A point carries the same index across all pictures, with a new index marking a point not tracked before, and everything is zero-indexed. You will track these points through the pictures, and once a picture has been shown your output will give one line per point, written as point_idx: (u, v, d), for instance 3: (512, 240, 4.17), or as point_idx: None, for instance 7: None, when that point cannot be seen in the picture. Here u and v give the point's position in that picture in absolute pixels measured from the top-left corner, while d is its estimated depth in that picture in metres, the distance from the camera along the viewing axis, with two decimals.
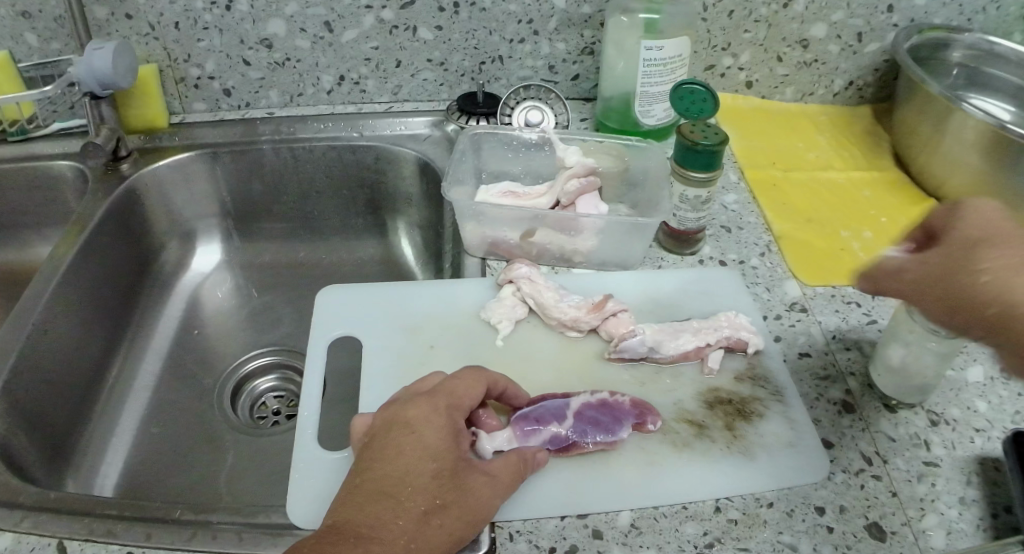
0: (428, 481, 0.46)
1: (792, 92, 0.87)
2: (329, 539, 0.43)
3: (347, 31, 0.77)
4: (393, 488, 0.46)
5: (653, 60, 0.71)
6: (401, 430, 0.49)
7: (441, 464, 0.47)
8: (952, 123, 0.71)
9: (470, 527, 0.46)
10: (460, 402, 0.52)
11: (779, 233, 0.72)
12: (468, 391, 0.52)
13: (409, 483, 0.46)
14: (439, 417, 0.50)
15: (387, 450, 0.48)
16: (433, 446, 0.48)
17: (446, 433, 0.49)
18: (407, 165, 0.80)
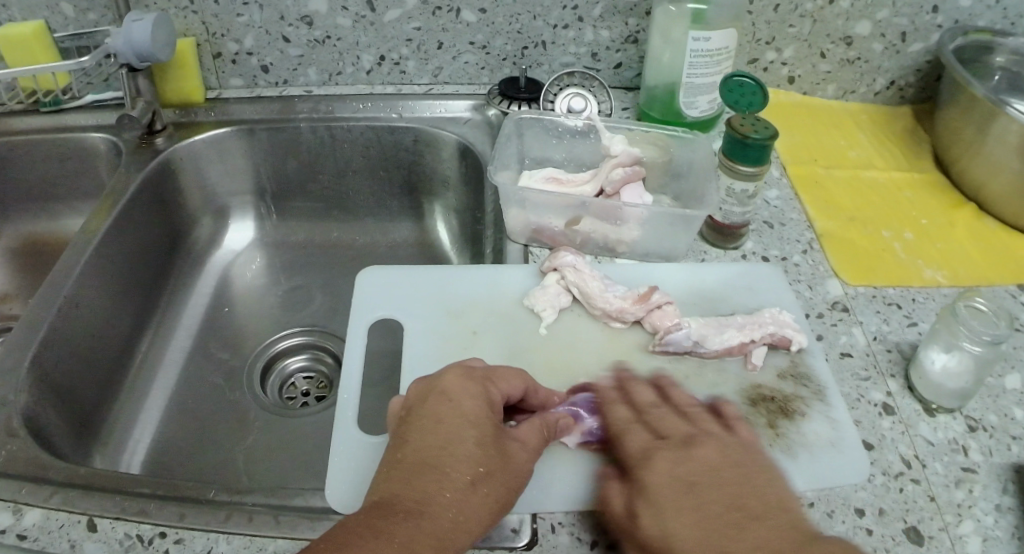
0: (471, 450, 0.46)
1: (833, 88, 0.86)
2: (376, 517, 0.42)
3: (390, 11, 0.77)
4: (437, 460, 0.45)
5: (700, 51, 0.70)
6: (438, 401, 0.49)
7: (482, 433, 0.47)
8: (995, 128, 0.70)
9: (512, 492, 0.47)
10: (493, 373, 0.51)
11: (821, 231, 0.71)
12: (510, 383, 0.52)
13: (451, 453, 0.46)
14: (474, 387, 0.49)
15: (426, 421, 0.47)
16: (472, 414, 0.48)
17: (483, 403, 0.49)
18: (446, 148, 0.79)
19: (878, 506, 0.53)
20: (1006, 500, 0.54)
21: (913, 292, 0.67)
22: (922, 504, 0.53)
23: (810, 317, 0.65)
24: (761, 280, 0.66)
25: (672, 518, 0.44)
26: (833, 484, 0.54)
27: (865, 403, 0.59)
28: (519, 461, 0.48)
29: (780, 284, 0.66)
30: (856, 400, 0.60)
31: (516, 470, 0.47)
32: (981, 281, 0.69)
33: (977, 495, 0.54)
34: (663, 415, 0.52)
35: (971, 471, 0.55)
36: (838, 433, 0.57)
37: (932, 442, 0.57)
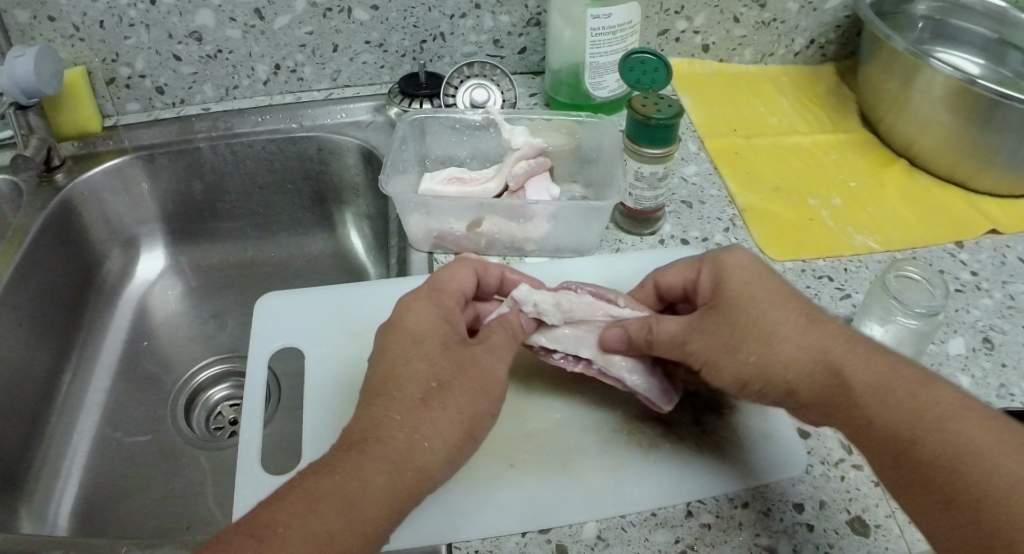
0: (424, 369, 0.46)
1: (750, 53, 0.82)
2: (335, 450, 0.42)
3: (279, 17, 0.73)
4: (389, 386, 0.45)
5: (601, 29, 0.67)
6: (390, 332, 0.49)
7: (433, 351, 0.47)
8: (919, 82, 0.67)
9: (478, 399, 0.46)
10: (441, 285, 0.52)
11: (743, 206, 0.68)
12: (459, 278, 0.53)
13: (404, 378, 0.46)
14: (426, 307, 0.50)
15: (382, 352, 0.48)
16: (423, 334, 0.48)
17: (434, 321, 0.49)
18: (349, 154, 0.76)
19: (818, 498, 0.50)
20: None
21: (844, 262, 0.64)
22: (866, 491, 0.50)
23: None
24: None
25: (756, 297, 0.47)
26: (770, 480, 0.51)
27: None
28: (485, 363, 0.48)
29: None
30: None
31: (481, 370, 0.47)
32: (917, 244, 0.66)
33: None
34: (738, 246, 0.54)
35: None
36: (770, 424, 0.54)
37: None
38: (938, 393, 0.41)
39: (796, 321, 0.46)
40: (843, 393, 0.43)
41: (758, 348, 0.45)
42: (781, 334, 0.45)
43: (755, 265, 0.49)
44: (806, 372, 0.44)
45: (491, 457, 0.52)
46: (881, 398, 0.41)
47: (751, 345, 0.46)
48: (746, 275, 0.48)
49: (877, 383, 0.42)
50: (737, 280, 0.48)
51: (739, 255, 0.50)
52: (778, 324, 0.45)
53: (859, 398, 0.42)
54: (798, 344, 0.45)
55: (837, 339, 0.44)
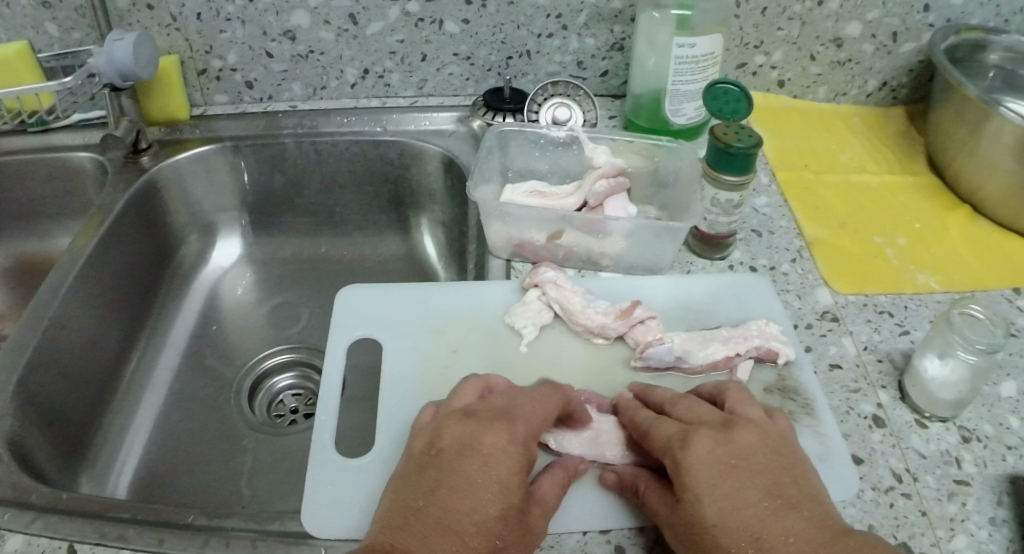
0: (496, 518, 0.44)
1: (824, 91, 0.84)
2: None
3: (372, 24, 0.76)
4: (456, 519, 0.43)
5: (684, 58, 0.69)
6: (473, 456, 0.46)
7: (509, 498, 0.45)
8: (988, 129, 0.69)
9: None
10: (534, 428, 0.49)
11: (811, 239, 0.70)
12: (545, 416, 0.50)
13: (470, 513, 0.43)
14: (515, 448, 0.47)
15: (457, 476, 0.45)
16: (504, 479, 0.45)
17: (522, 467, 0.47)
18: (432, 161, 0.79)
19: (867, 522, 0.52)
20: (1001, 513, 0.52)
21: (906, 299, 0.66)
22: (914, 520, 0.52)
23: (798, 328, 0.64)
24: (750, 291, 0.65)
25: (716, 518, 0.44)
26: None
27: (855, 416, 0.58)
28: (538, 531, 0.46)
29: (769, 294, 0.65)
30: (845, 413, 0.58)
31: (532, 544, 0.45)
32: (976, 287, 0.67)
33: (971, 509, 0.53)
34: (691, 404, 0.52)
35: (964, 484, 0.54)
36: (826, 447, 0.56)
37: (924, 455, 0.56)
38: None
39: (764, 507, 0.45)
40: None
41: (751, 552, 0.43)
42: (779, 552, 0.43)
43: (717, 446, 0.47)
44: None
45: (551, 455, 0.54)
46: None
47: (700, 501, 0.45)
48: (712, 470, 0.46)
49: None
50: (706, 478, 0.45)
51: (716, 446, 0.47)
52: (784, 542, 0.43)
53: None
54: (777, 547, 0.43)
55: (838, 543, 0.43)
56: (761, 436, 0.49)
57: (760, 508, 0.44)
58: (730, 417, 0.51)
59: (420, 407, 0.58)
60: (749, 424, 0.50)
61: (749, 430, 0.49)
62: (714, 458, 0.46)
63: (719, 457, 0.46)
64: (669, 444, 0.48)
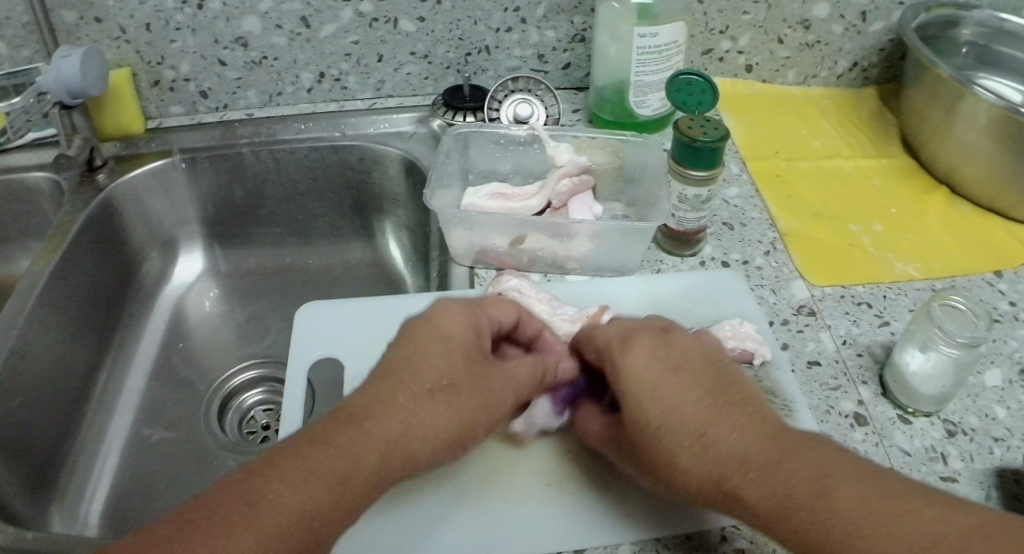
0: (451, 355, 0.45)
1: (794, 74, 0.82)
2: (331, 422, 0.41)
3: (326, 26, 0.74)
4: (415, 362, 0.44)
5: (647, 48, 0.67)
6: (422, 317, 0.48)
7: (456, 346, 0.46)
8: (963, 108, 0.67)
9: (477, 414, 0.45)
10: (486, 305, 0.51)
11: (784, 230, 0.68)
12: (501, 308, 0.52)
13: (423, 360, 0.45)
14: (461, 304, 0.49)
15: (406, 337, 0.46)
16: (450, 326, 0.47)
17: (471, 320, 0.48)
18: (392, 164, 0.77)
19: None
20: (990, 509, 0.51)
21: (883, 290, 0.64)
22: None
23: (774, 325, 0.62)
24: (723, 288, 0.63)
25: (652, 402, 0.45)
26: None
27: (836, 415, 0.56)
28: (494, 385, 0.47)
29: (742, 289, 0.63)
30: (826, 413, 0.56)
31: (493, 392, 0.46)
32: (957, 273, 0.65)
33: None
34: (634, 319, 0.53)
35: (951, 480, 0.53)
36: None
37: (909, 452, 0.54)
38: (857, 497, 0.37)
39: (703, 398, 0.45)
40: (773, 451, 0.41)
41: (691, 445, 0.43)
42: (710, 428, 0.43)
43: (659, 349, 0.47)
44: (750, 453, 0.41)
45: (526, 470, 0.52)
46: (767, 479, 0.40)
47: (637, 397, 0.46)
48: (652, 369, 0.46)
49: (773, 498, 0.39)
50: (647, 379, 0.46)
51: (649, 353, 0.47)
52: (700, 419, 0.44)
53: (715, 454, 0.42)
54: (697, 419, 0.43)
55: (764, 439, 0.42)
56: (698, 343, 0.49)
57: (694, 396, 0.45)
58: (670, 326, 0.51)
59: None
60: (690, 334, 0.50)
61: (685, 337, 0.49)
62: (654, 359, 0.47)
63: (658, 360, 0.47)
64: (609, 347, 0.49)
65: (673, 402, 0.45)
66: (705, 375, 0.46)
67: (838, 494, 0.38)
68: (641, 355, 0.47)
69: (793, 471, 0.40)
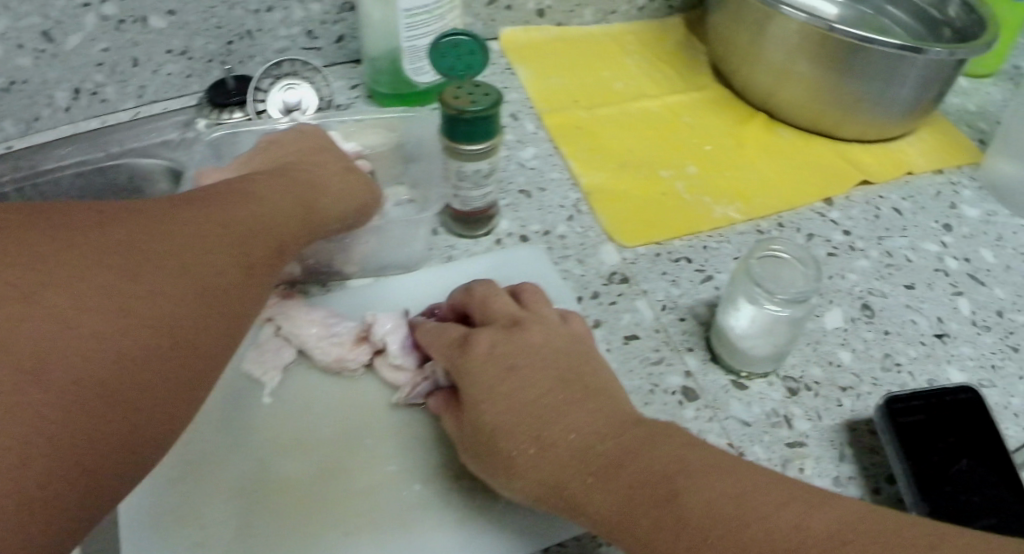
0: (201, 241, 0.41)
1: (591, 12, 0.71)
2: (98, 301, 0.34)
3: (71, 38, 0.63)
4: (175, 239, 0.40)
5: (414, 9, 0.59)
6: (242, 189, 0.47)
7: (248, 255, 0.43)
8: (774, 30, 0.59)
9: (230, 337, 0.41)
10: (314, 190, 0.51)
11: (588, 187, 0.60)
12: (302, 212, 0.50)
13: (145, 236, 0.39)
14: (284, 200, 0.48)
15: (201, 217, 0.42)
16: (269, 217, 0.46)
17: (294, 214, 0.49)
18: (161, 177, 0.70)
19: None
20: (844, 470, 0.46)
21: (703, 239, 0.58)
22: None
23: (584, 301, 0.54)
24: (519, 268, 0.56)
25: (492, 410, 0.42)
26: None
27: (661, 393, 0.49)
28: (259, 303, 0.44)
29: (545, 266, 0.56)
30: (650, 394, 0.49)
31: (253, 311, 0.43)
32: (784, 207, 0.59)
33: (810, 474, 0.46)
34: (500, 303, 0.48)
35: (799, 445, 0.47)
36: None
37: (747, 422, 0.48)
38: (711, 494, 0.35)
39: (552, 398, 0.42)
40: (615, 451, 0.39)
41: (528, 446, 0.40)
42: (553, 430, 0.40)
43: (498, 342, 0.45)
44: (601, 449, 0.39)
45: (322, 517, 0.47)
46: (614, 480, 0.38)
47: (476, 398, 0.43)
48: (488, 369, 0.43)
49: (622, 512, 0.36)
50: (483, 383, 0.43)
51: (486, 345, 0.45)
52: (538, 413, 0.41)
53: (555, 455, 0.40)
54: (564, 434, 0.40)
55: (628, 446, 0.39)
56: (549, 337, 0.46)
57: (533, 393, 0.42)
58: (520, 317, 0.47)
59: (165, 489, 0.48)
60: (538, 326, 0.47)
61: (536, 331, 0.46)
62: (491, 357, 0.44)
63: (495, 353, 0.44)
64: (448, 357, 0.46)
65: (512, 395, 0.42)
66: (547, 368, 0.44)
67: (694, 488, 0.35)
68: (479, 366, 0.44)
69: (648, 463, 0.38)
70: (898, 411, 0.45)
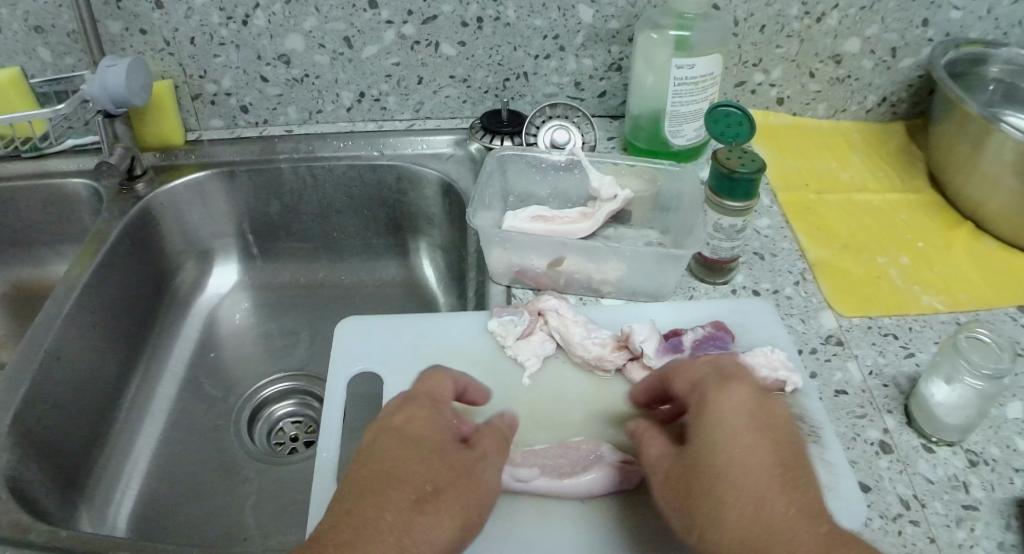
0: (427, 466, 0.46)
1: (824, 108, 0.85)
2: None
3: (368, 47, 0.76)
4: (396, 473, 0.46)
5: (685, 79, 0.68)
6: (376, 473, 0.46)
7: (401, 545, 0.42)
8: (989, 144, 0.68)
9: None
10: (438, 438, 0.49)
11: (814, 261, 0.70)
12: (455, 444, 0.49)
13: (396, 512, 0.43)
14: (414, 468, 0.46)
15: (348, 515, 0.43)
16: (396, 509, 0.43)
17: (430, 479, 0.46)
18: (430, 186, 0.79)
19: None
20: (1009, 538, 0.51)
21: (910, 321, 0.65)
22: (923, 546, 0.50)
23: (803, 353, 0.63)
24: (751, 316, 0.64)
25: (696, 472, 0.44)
26: None
27: (862, 443, 0.57)
28: None
29: (772, 320, 0.64)
30: (852, 440, 0.57)
31: None
32: (981, 306, 0.66)
33: (979, 534, 0.51)
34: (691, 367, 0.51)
35: (972, 509, 0.53)
36: (834, 477, 0.54)
37: (932, 480, 0.54)
38: None
39: (772, 474, 0.43)
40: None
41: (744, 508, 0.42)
42: (758, 494, 0.42)
43: (742, 397, 0.47)
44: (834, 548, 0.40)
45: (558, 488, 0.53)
46: None
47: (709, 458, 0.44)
48: (728, 429, 0.45)
49: None
50: (726, 429, 0.45)
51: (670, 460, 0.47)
52: (750, 496, 0.42)
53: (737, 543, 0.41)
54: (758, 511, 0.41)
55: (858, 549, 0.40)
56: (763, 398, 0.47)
57: (755, 464, 0.43)
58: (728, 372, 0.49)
59: None
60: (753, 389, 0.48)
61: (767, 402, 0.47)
62: (741, 408, 0.46)
63: (747, 407, 0.46)
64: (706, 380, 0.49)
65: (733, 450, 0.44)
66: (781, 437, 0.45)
67: None
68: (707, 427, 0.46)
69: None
70: None
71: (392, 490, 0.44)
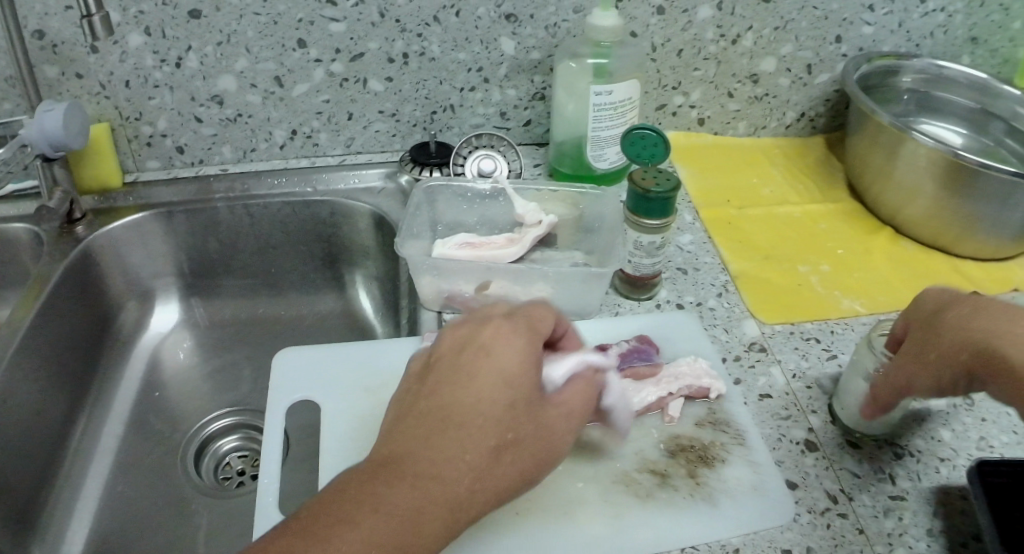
0: (495, 414, 0.43)
1: (744, 126, 0.88)
2: (369, 476, 0.41)
3: (298, 85, 0.77)
4: (460, 419, 0.43)
5: (603, 105, 0.71)
6: (474, 352, 0.46)
7: (505, 406, 0.44)
8: (905, 151, 0.71)
9: (537, 466, 0.45)
10: (530, 313, 0.50)
11: (736, 272, 0.72)
12: (545, 319, 0.50)
13: (493, 386, 0.44)
14: (517, 337, 0.47)
15: (460, 374, 0.45)
16: (507, 373, 0.45)
17: (531, 360, 0.46)
18: (363, 218, 0.81)
19: (805, 545, 0.52)
20: (936, 524, 0.53)
21: (831, 325, 0.68)
22: (851, 538, 0.52)
23: (727, 361, 0.65)
24: (674, 329, 0.67)
25: None
26: (757, 527, 0.53)
27: (788, 443, 0.59)
28: (551, 429, 0.45)
29: (694, 332, 0.66)
30: (778, 441, 0.59)
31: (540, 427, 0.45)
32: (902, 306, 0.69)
33: (907, 523, 0.53)
34: None
35: (900, 499, 0.54)
36: (760, 476, 0.56)
37: (858, 474, 0.56)
38: None
39: None
40: None
41: None
42: None
43: None
44: None
45: None
46: None
47: None
48: None
49: None
50: None
51: None
52: None
53: None
54: None
55: None
56: None
57: None
58: None
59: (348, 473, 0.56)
60: None
61: None
62: None
63: None
64: None
65: None
66: None
67: None
68: None
69: None
70: (988, 474, 0.50)
71: (481, 378, 0.44)
